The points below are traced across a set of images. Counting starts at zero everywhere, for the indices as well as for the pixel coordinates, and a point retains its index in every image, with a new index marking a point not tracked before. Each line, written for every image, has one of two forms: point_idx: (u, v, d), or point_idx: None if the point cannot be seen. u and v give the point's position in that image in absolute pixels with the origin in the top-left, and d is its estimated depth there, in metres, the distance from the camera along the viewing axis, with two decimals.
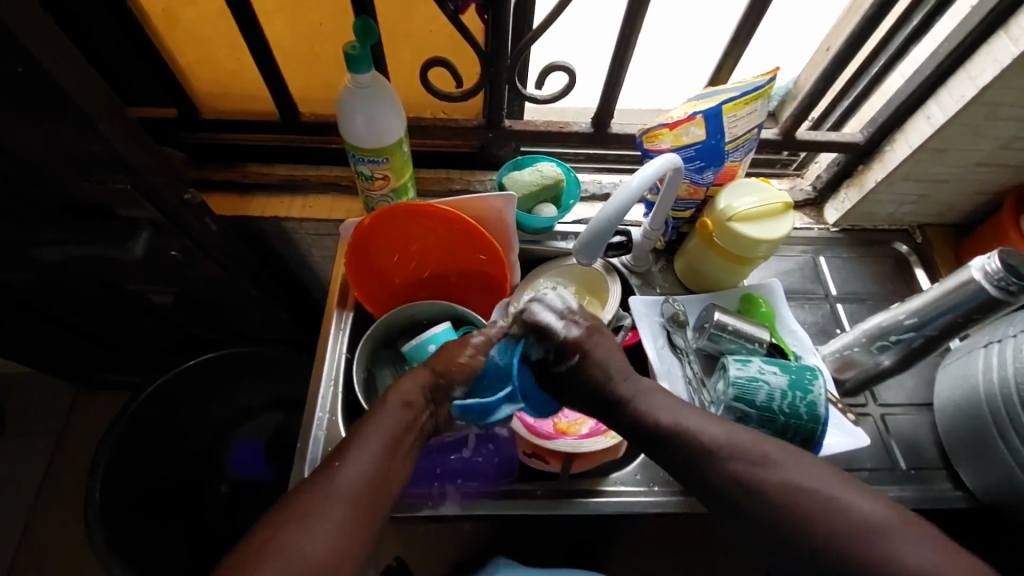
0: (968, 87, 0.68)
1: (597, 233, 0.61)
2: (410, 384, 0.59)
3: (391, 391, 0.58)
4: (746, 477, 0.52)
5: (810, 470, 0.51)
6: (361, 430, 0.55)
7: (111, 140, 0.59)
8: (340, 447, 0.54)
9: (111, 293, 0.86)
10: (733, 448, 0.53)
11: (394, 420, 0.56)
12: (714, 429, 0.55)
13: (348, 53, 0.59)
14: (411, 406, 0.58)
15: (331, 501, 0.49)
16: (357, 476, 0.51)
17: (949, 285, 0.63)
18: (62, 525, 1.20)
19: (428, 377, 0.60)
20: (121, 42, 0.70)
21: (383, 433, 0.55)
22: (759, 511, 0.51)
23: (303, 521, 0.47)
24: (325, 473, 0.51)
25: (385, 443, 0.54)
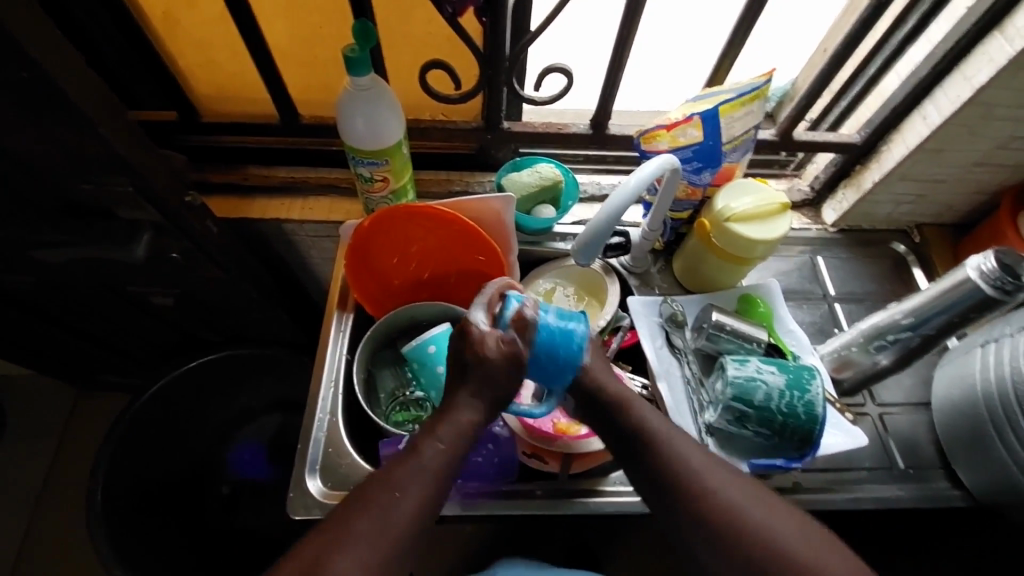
0: (963, 87, 0.69)
1: (595, 233, 0.61)
2: (467, 410, 0.55)
3: (455, 414, 0.55)
4: (689, 478, 0.54)
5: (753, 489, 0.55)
6: (420, 458, 0.53)
7: (113, 143, 0.59)
8: (393, 475, 0.52)
9: (112, 295, 0.86)
10: (683, 452, 0.56)
11: (450, 449, 0.54)
12: (672, 433, 0.58)
13: (348, 55, 0.60)
14: (470, 433, 0.55)
15: (382, 537, 0.49)
16: (411, 512, 0.51)
17: (945, 285, 0.63)
18: (63, 527, 1.21)
19: (482, 407, 0.56)
20: (122, 46, 0.71)
21: (439, 462, 0.53)
22: (693, 513, 0.53)
23: (350, 552, 0.48)
24: (381, 504, 0.50)
25: (439, 475, 0.53)
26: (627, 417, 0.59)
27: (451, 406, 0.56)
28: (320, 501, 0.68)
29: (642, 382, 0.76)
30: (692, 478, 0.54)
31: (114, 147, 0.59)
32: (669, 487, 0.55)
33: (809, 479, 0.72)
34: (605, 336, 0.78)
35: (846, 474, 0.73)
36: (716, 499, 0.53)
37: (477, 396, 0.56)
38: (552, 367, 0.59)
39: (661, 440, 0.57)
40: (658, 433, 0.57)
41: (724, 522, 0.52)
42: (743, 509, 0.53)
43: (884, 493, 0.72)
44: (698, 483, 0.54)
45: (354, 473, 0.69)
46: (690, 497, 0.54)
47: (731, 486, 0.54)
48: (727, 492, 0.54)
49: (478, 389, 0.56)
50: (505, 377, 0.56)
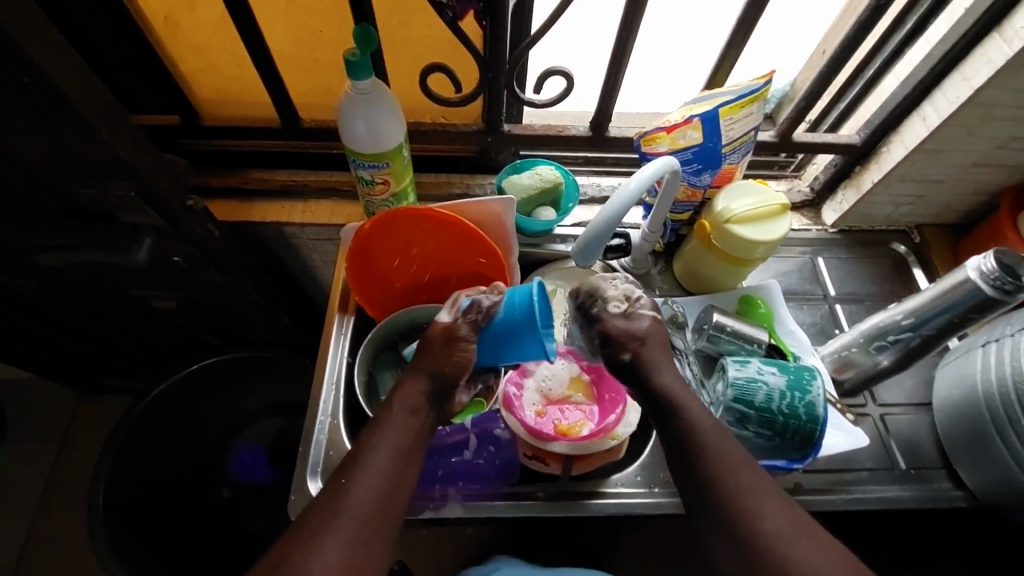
0: (962, 88, 0.69)
1: (595, 235, 0.62)
2: (408, 393, 0.58)
3: (393, 399, 0.58)
4: (716, 481, 0.53)
5: (776, 498, 0.52)
6: (368, 442, 0.55)
7: (116, 147, 0.59)
8: (347, 463, 0.54)
9: (114, 299, 0.86)
10: (719, 451, 0.55)
11: (403, 430, 0.56)
12: (712, 431, 0.56)
13: (349, 59, 0.60)
14: (415, 416, 0.57)
15: (342, 520, 0.49)
16: (370, 492, 0.51)
17: (945, 285, 0.64)
18: (64, 532, 1.20)
19: (426, 383, 0.58)
20: (124, 51, 0.71)
21: (389, 445, 0.54)
22: (714, 510, 0.52)
23: (317, 539, 0.48)
24: (340, 491, 0.51)
25: (393, 458, 0.54)
26: (679, 418, 0.57)
27: (396, 391, 0.58)
28: None
29: None
30: (717, 478, 0.53)
31: (117, 151, 0.60)
32: (694, 483, 0.55)
33: (810, 480, 0.72)
34: None
35: (848, 475, 0.73)
36: (738, 502, 0.52)
37: (416, 380, 0.58)
38: (516, 340, 0.60)
39: (698, 437, 0.56)
40: (695, 430, 0.56)
41: (738, 525, 0.51)
42: (762, 517, 0.51)
43: (885, 493, 0.72)
44: (723, 484, 0.53)
45: None
46: (710, 494, 0.53)
47: (759, 496, 0.52)
48: (754, 499, 0.52)
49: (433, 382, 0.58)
50: (450, 354, 0.59)
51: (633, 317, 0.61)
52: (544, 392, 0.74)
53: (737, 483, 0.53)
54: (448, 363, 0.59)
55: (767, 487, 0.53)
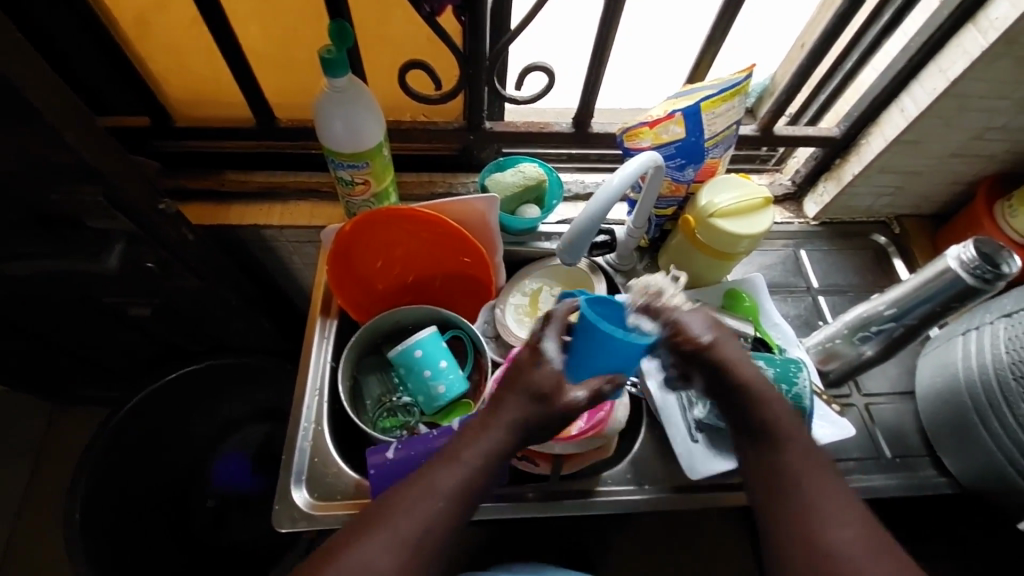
0: (938, 80, 0.70)
1: (579, 233, 0.61)
2: (502, 429, 0.54)
3: (496, 414, 0.54)
4: (784, 475, 0.54)
5: (841, 500, 0.52)
6: (463, 460, 0.53)
7: (82, 150, 0.57)
8: (440, 481, 0.52)
9: (88, 307, 0.83)
10: (797, 449, 0.55)
11: (496, 448, 0.53)
12: (792, 433, 0.55)
13: (324, 57, 0.58)
14: (500, 457, 0.53)
15: (421, 543, 0.50)
16: (431, 521, 0.50)
17: (926, 275, 0.63)
18: (41, 550, 1.16)
19: (523, 406, 0.53)
20: (91, 51, 0.68)
21: (482, 466, 0.53)
22: (777, 508, 0.53)
23: (389, 556, 0.49)
24: (405, 504, 0.51)
25: (461, 496, 0.52)
26: (757, 414, 0.56)
27: (490, 424, 0.54)
28: (307, 512, 0.66)
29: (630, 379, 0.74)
30: (789, 477, 0.53)
31: (83, 155, 0.57)
32: (762, 476, 0.55)
33: None
34: None
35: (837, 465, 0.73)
36: (803, 504, 0.52)
37: (513, 416, 0.54)
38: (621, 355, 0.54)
39: (780, 433, 0.55)
40: (775, 430, 0.55)
41: (795, 518, 0.52)
42: (827, 525, 0.51)
43: (871, 483, 0.73)
44: (793, 485, 0.53)
45: (342, 483, 0.68)
46: (774, 490, 0.54)
47: (828, 506, 0.51)
48: (821, 507, 0.51)
49: (531, 408, 0.54)
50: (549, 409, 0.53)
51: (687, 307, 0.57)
52: None
53: (810, 487, 0.52)
54: (545, 407, 0.53)
55: (841, 498, 0.52)
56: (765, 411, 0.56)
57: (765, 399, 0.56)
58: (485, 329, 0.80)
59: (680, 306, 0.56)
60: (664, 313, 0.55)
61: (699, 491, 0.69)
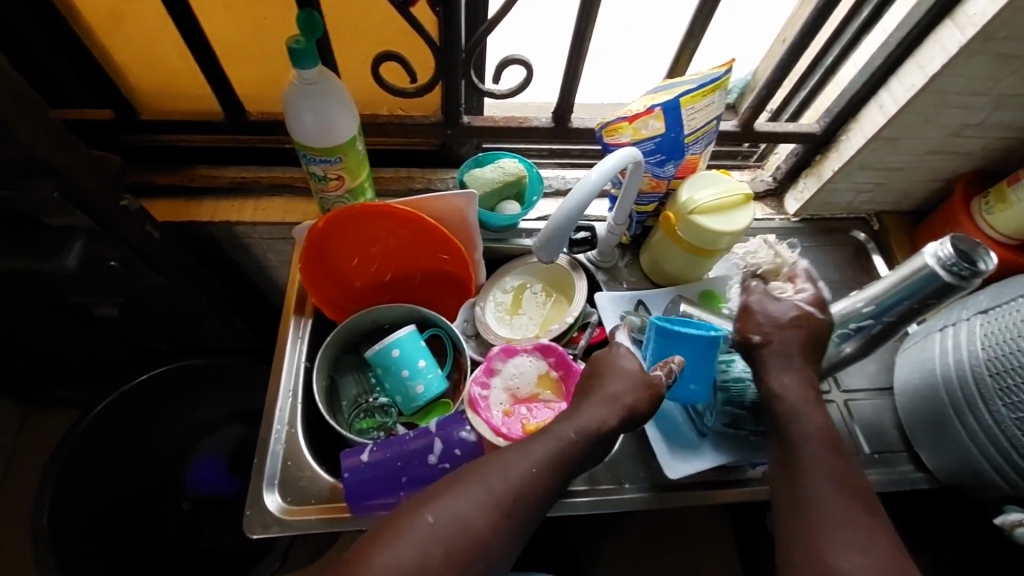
0: (917, 76, 0.70)
1: (557, 230, 0.59)
2: (602, 405, 0.57)
3: (607, 385, 0.59)
4: (801, 489, 0.54)
5: (860, 519, 0.51)
6: (567, 427, 0.56)
7: (35, 145, 0.54)
8: (537, 445, 0.55)
9: (50, 307, 0.80)
10: (820, 465, 0.54)
11: (599, 422, 0.57)
12: (821, 450, 0.55)
13: (292, 47, 0.56)
14: (599, 433, 0.56)
15: (505, 498, 0.51)
16: (524, 480, 0.52)
17: (903, 272, 0.63)
18: (9, 559, 1.13)
19: (626, 380, 0.59)
20: (48, 41, 0.65)
21: (577, 439, 0.55)
22: (791, 521, 0.53)
23: (471, 502, 0.50)
24: (499, 462, 0.53)
25: (556, 464, 0.54)
26: (792, 425, 0.56)
27: (590, 400, 0.58)
28: (280, 518, 0.64)
29: None
30: (806, 494, 0.53)
31: (36, 150, 0.54)
32: (782, 489, 0.55)
33: None
34: (573, 333, 0.77)
35: None
36: (815, 520, 0.52)
37: (614, 393, 0.58)
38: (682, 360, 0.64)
39: (807, 448, 0.55)
40: (802, 446, 0.55)
41: (806, 534, 0.51)
42: (835, 547, 0.49)
43: None
44: (811, 502, 0.52)
45: (316, 487, 0.66)
46: (792, 504, 0.54)
47: (841, 529, 0.50)
48: (834, 528, 0.51)
49: (630, 384, 0.59)
50: (641, 385, 0.59)
51: (779, 297, 0.60)
52: (513, 391, 0.70)
53: (826, 509, 0.52)
54: (640, 383, 0.59)
55: (860, 521, 0.51)
56: (797, 424, 0.56)
57: (802, 414, 0.56)
58: (465, 328, 0.79)
59: (767, 294, 0.60)
60: (745, 292, 0.62)
61: (681, 489, 0.68)
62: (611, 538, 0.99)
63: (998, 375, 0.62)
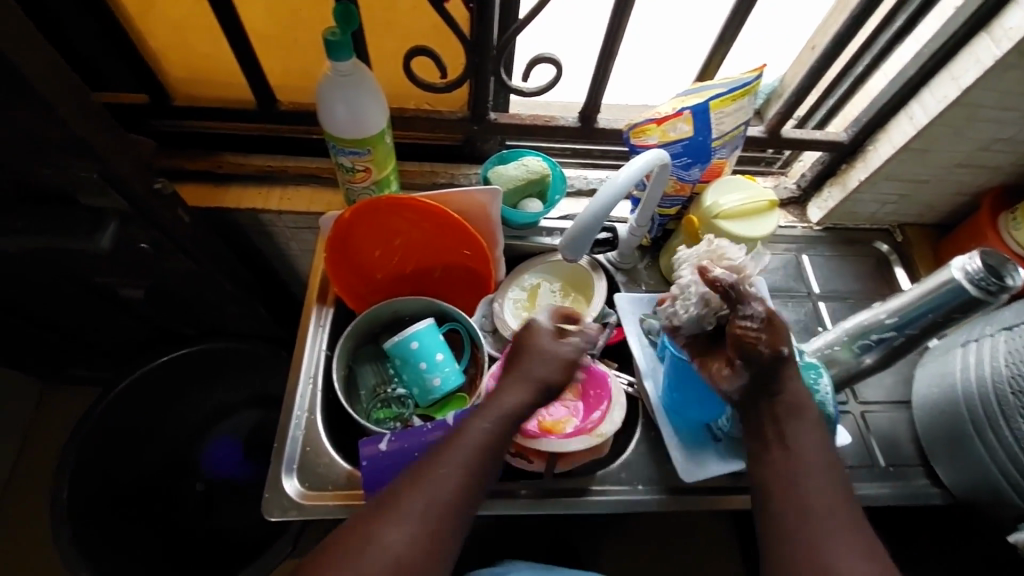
0: (950, 88, 0.69)
1: (583, 230, 0.59)
2: (516, 386, 0.57)
3: (512, 376, 0.58)
4: (794, 487, 0.55)
5: (846, 518, 0.53)
6: (473, 422, 0.56)
7: (76, 127, 0.55)
8: (444, 450, 0.54)
9: (79, 285, 0.82)
10: (809, 462, 0.55)
11: (507, 407, 0.56)
12: (816, 457, 0.56)
13: (328, 39, 0.57)
14: (514, 415, 0.56)
15: (426, 507, 0.51)
16: (451, 485, 0.52)
17: (929, 285, 0.63)
18: (26, 530, 1.15)
19: (536, 367, 0.58)
20: (89, 25, 0.67)
21: (489, 432, 0.55)
22: (793, 523, 0.53)
23: (394, 520, 0.50)
24: (422, 476, 0.52)
25: (479, 459, 0.54)
26: (796, 424, 0.57)
27: (505, 390, 0.58)
28: (298, 502, 0.65)
29: (628, 380, 0.75)
30: (809, 498, 0.54)
31: (77, 130, 0.55)
32: (783, 490, 0.55)
33: None
34: None
35: None
36: (812, 521, 0.53)
37: (528, 377, 0.58)
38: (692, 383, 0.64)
39: (799, 449, 0.56)
40: (801, 453, 0.56)
41: (803, 534, 0.53)
42: (838, 551, 0.51)
43: (865, 491, 0.72)
44: (805, 501, 0.54)
45: (334, 473, 0.67)
46: (787, 502, 0.54)
47: (840, 534, 0.52)
48: (835, 533, 0.52)
49: (536, 366, 0.58)
50: (557, 366, 0.58)
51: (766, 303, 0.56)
52: None
53: (831, 515, 0.53)
54: (551, 365, 0.58)
55: (846, 519, 0.53)
56: (796, 427, 0.56)
57: (805, 417, 0.57)
58: (482, 323, 0.79)
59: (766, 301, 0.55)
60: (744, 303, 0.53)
61: (694, 493, 0.68)
62: (617, 538, 0.99)
63: (1022, 393, 0.61)
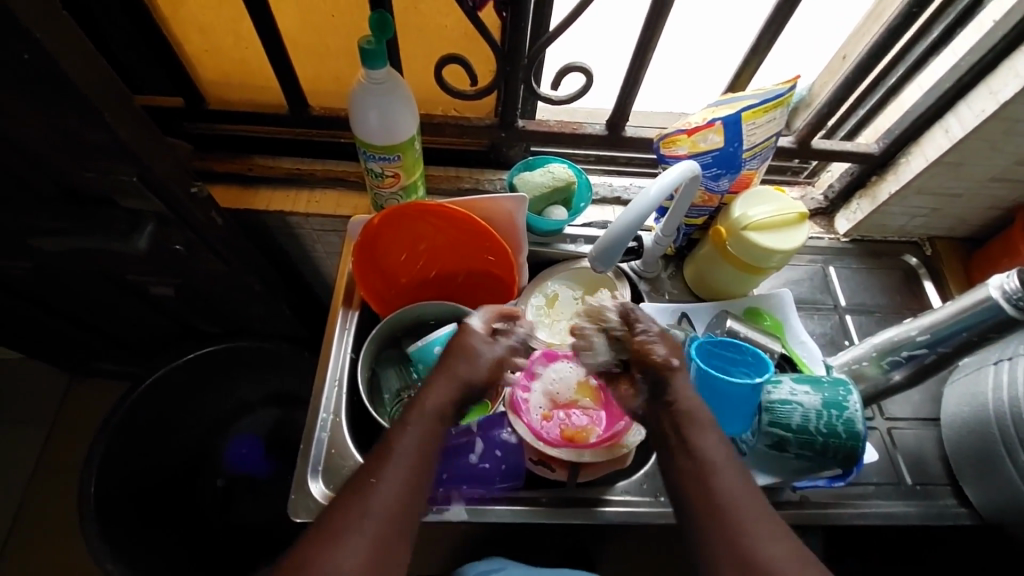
0: (988, 102, 0.68)
1: (614, 241, 0.59)
2: (443, 386, 0.58)
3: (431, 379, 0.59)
4: (706, 490, 0.52)
5: (759, 513, 0.50)
6: (399, 427, 0.55)
7: (118, 131, 0.56)
8: (372, 462, 0.53)
9: (111, 283, 0.84)
10: (715, 463, 0.53)
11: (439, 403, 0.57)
12: (723, 459, 0.54)
13: (364, 47, 0.58)
14: (444, 415, 0.57)
15: (368, 520, 0.49)
16: (394, 493, 0.51)
17: (964, 303, 0.62)
18: (52, 518, 1.18)
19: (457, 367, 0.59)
20: (128, 31, 0.68)
21: (422, 433, 0.55)
22: (710, 529, 0.50)
23: (339, 542, 0.48)
24: (361, 492, 0.51)
25: (417, 462, 0.54)
26: (694, 431, 0.55)
27: (426, 390, 0.58)
28: (322, 504, 0.66)
29: None
30: (724, 502, 0.51)
31: (118, 134, 0.56)
32: (699, 501, 0.52)
33: (817, 494, 0.70)
34: None
35: (855, 489, 0.72)
36: (727, 522, 0.50)
37: (451, 374, 0.59)
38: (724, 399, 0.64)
39: (704, 454, 0.54)
40: (707, 458, 0.54)
41: (725, 538, 0.49)
42: (762, 552, 0.48)
43: (890, 509, 0.71)
44: (715, 504, 0.51)
45: None
46: (704, 509, 0.51)
47: (758, 530, 0.49)
48: (752, 534, 0.49)
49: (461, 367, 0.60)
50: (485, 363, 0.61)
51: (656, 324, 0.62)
52: (552, 395, 0.71)
53: (745, 514, 0.50)
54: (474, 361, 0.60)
55: (762, 518, 0.50)
56: (698, 432, 0.55)
57: (704, 422, 0.56)
58: None
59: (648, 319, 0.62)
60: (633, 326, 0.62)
61: None
62: None
63: None
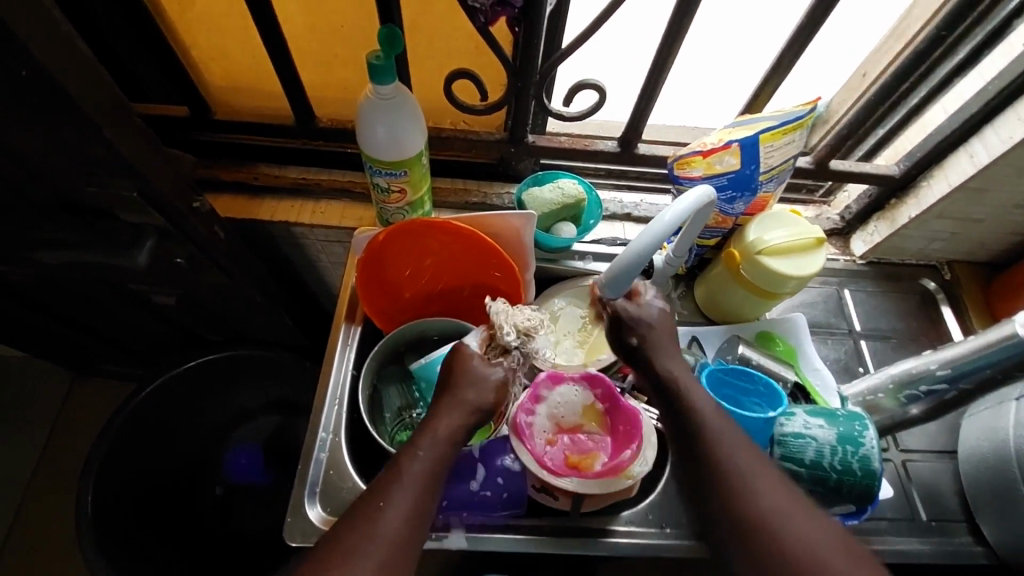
0: (1017, 128, 0.65)
1: (625, 267, 0.58)
2: (457, 411, 0.57)
3: (442, 402, 0.57)
4: (711, 455, 0.52)
5: (765, 471, 0.51)
6: (410, 450, 0.54)
7: (119, 145, 0.55)
8: (382, 484, 0.52)
9: (114, 290, 0.83)
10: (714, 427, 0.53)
11: (450, 428, 0.56)
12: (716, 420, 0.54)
13: (372, 62, 0.56)
14: (455, 440, 0.56)
15: (375, 545, 0.48)
16: (402, 517, 0.50)
17: (988, 338, 0.59)
18: (52, 520, 1.18)
19: (472, 392, 0.58)
20: (136, 42, 0.67)
21: (433, 458, 0.54)
22: (719, 495, 0.50)
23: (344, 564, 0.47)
24: (367, 515, 0.50)
25: (428, 487, 0.52)
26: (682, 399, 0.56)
27: (436, 415, 0.56)
28: (320, 528, 0.65)
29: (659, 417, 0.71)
30: (727, 466, 0.51)
31: (120, 148, 0.55)
32: (704, 467, 0.52)
33: None
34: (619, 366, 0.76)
35: (867, 524, 0.70)
36: (735, 486, 0.50)
37: (465, 398, 0.57)
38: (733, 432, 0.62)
39: (700, 420, 0.54)
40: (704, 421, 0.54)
41: (735, 506, 0.49)
42: (775, 513, 0.48)
43: (904, 546, 0.69)
44: (720, 468, 0.51)
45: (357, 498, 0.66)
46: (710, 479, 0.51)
47: (765, 486, 0.50)
48: (762, 489, 0.50)
49: (472, 394, 0.58)
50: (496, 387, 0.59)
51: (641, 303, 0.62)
52: (556, 420, 0.69)
53: (749, 472, 0.50)
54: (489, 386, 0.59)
55: (764, 474, 0.51)
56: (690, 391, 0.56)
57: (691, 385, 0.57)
58: None
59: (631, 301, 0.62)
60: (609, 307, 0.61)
61: None
62: None
63: None
